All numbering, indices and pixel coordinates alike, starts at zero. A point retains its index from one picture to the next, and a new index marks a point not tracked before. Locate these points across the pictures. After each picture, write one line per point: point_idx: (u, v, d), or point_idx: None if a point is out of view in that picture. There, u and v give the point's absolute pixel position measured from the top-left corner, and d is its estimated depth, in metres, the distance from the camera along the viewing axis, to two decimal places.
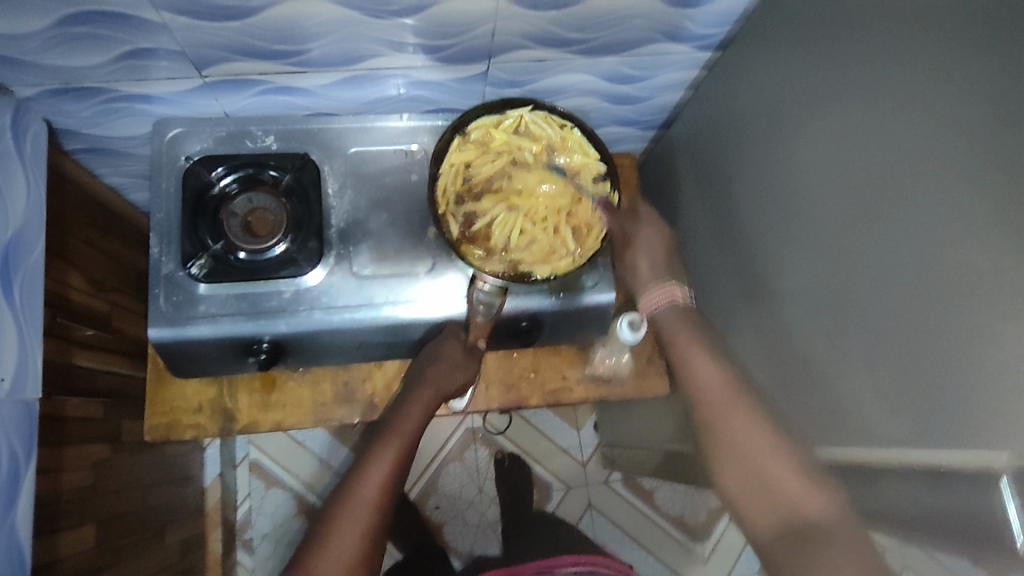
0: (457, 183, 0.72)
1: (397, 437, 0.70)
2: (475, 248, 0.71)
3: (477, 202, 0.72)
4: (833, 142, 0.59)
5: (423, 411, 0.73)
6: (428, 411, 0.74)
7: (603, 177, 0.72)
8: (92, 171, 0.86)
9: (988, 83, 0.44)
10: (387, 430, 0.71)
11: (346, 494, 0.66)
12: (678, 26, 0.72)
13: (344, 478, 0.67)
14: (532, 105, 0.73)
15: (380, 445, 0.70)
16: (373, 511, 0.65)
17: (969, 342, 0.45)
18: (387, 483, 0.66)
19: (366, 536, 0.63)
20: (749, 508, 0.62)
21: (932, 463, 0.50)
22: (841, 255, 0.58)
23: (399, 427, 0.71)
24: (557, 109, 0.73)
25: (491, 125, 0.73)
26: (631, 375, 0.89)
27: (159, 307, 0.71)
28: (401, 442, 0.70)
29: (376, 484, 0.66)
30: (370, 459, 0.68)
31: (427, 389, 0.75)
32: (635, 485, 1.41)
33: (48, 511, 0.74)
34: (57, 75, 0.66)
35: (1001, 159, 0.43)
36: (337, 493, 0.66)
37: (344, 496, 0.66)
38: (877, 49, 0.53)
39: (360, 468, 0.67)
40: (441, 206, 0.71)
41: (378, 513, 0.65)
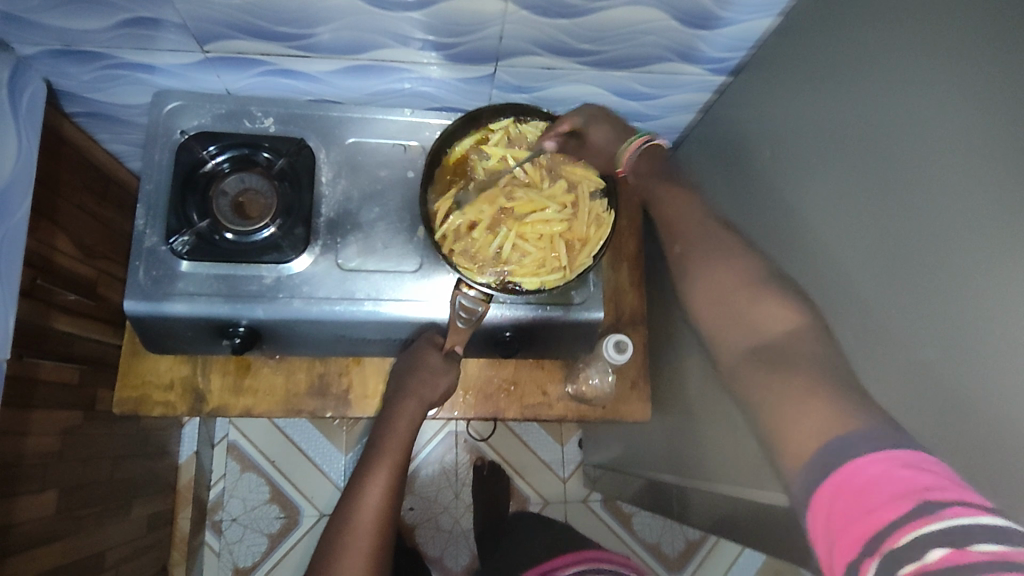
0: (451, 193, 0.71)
1: (388, 455, 0.68)
2: (465, 256, 0.69)
3: (471, 211, 0.71)
4: (839, 180, 0.56)
5: (410, 423, 0.71)
6: (416, 422, 0.71)
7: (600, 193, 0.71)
8: (92, 135, 0.85)
9: (1002, 135, 0.42)
10: (376, 449, 0.69)
11: (345, 520, 0.64)
12: (692, 47, 0.70)
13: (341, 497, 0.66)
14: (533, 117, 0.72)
15: (372, 464, 0.67)
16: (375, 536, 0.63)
17: (971, 410, 0.43)
18: (384, 502, 0.65)
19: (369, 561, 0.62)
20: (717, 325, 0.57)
21: None
22: (840, 299, 0.55)
23: (388, 442, 0.69)
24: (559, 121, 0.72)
25: (489, 135, 0.72)
26: (613, 397, 0.87)
27: (137, 280, 0.70)
28: (392, 459, 0.67)
29: (373, 508, 0.64)
30: (365, 478, 0.66)
31: (410, 400, 0.72)
32: (614, 507, 1.38)
33: (8, 473, 0.73)
34: (58, 36, 0.65)
35: (1008, 217, 0.41)
36: (336, 517, 0.65)
37: (343, 519, 0.64)
38: (891, 89, 0.51)
39: (356, 490, 0.65)
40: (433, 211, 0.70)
41: (381, 536, 0.64)
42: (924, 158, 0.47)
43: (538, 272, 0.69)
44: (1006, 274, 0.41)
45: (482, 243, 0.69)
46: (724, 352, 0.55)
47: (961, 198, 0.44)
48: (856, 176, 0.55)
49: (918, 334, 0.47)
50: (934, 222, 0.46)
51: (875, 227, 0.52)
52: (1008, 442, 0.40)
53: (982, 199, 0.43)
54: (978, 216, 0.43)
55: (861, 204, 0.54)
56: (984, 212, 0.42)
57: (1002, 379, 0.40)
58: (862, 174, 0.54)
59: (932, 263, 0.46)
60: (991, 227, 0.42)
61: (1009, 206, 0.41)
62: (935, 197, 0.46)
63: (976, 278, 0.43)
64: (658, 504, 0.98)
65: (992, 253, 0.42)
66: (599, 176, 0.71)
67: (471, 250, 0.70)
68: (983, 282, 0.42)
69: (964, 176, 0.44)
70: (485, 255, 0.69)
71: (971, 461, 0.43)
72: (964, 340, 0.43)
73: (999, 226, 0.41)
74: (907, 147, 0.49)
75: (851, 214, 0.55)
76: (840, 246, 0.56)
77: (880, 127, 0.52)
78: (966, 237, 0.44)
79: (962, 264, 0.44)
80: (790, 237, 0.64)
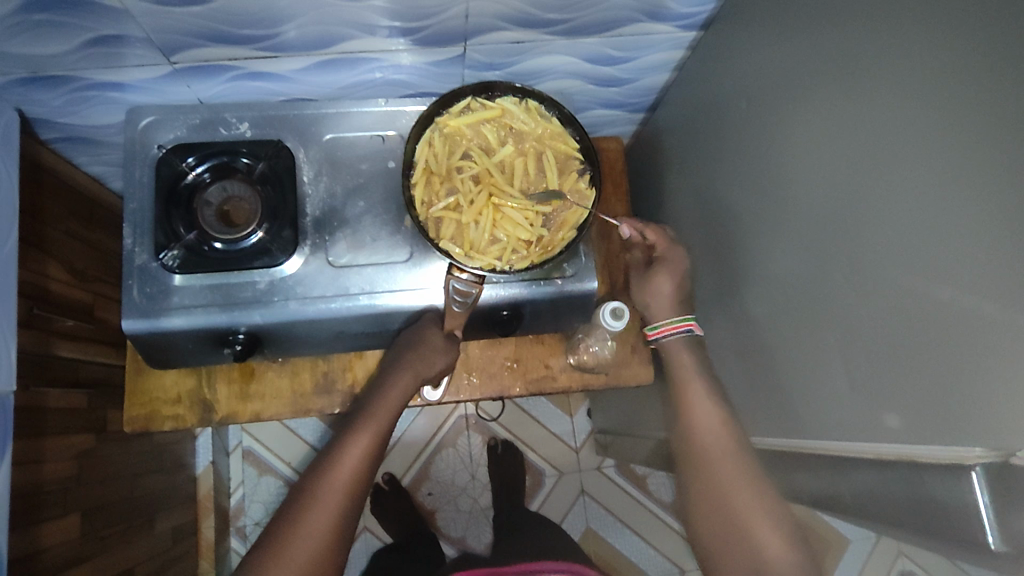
0: (435, 167, 0.70)
1: (373, 421, 0.69)
2: (445, 236, 0.69)
3: (451, 188, 0.70)
4: (822, 125, 0.57)
5: (401, 395, 0.72)
6: (410, 395, 0.73)
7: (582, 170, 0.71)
8: (70, 159, 0.85)
9: (975, 62, 0.42)
10: (362, 415, 0.70)
11: (318, 480, 0.64)
12: (660, 6, 0.70)
13: (321, 455, 0.67)
14: (519, 93, 0.71)
15: (356, 428, 0.68)
16: (348, 491, 0.64)
17: (953, 332, 0.44)
18: (359, 468, 0.66)
19: (336, 520, 0.63)
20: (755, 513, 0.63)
21: (907, 455, 0.50)
22: (829, 241, 0.57)
23: (375, 414, 0.70)
24: (545, 98, 0.71)
25: (471, 108, 0.71)
26: (614, 362, 0.88)
27: (133, 298, 0.71)
28: (377, 428, 0.68)
29: (349, 467, 0.65)
30: (346, 441, 0.67)
31: (406, 373, 0.73)
32: (628, 471, 1.40)
33: (30, 502, 0.74)
34: (24, 63, 0.65)
35: (986, 142, 0.41)
36: (309, 479, 0.65)
37: (319, 479, 0.65)
38: (861, 29, 0.51)
39: (336, 450, 0.66)
40: (415, 190, 0.69)
41: (352, 498, 0.64)
42: (904, 92, 0.48)
43: (526, 254, 0.70)
44: (988, 200, 0.41)
45: (467, 229, 0.69)
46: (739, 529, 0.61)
47: (941, 128, 0.44)
48: (836, 117, 0.55)
49: (902, 267, 0.48)
50: (915, 155, 0.47)
51: (859, 170, 0.52)
52: (995, 361, 0.41)
53: (959, 126, 0.43)
54: (958, 144, 0.43)
55: (843, 144, 0.54)
56: (963, 139, 0.43)
57: (988, 304, 0.41)
58: (842, 115, 0.54)
59: (914, 197, 0.47)
60: (973, 154, 0.42)
61: (986, 131, 0.41)
62: (916, 131, 0.46)
63: (959, 205, 0.43)
64: (670, 463, 1.00)
65: (974, 180, 0.42)
66: (582, 151, 0.71)
67: (451, 230, 0.69)
68: (966, 209, 0.43)
69: (941, 105, 0.44)
70: (470, 239, 0.70)
71: (960, 385, 0.44)
72: (951, 268, 0.44)
73: (977, 152, 0.42)
74: (886, 83, 0.49)
75: (834, 157, 0.55)
76: (825, 190, 0.57)
77: (857, 66, 0.52)
78: (947, 166, 0.44)
79: (946, 193, 0.44)
80: (776, 187, 0.64)
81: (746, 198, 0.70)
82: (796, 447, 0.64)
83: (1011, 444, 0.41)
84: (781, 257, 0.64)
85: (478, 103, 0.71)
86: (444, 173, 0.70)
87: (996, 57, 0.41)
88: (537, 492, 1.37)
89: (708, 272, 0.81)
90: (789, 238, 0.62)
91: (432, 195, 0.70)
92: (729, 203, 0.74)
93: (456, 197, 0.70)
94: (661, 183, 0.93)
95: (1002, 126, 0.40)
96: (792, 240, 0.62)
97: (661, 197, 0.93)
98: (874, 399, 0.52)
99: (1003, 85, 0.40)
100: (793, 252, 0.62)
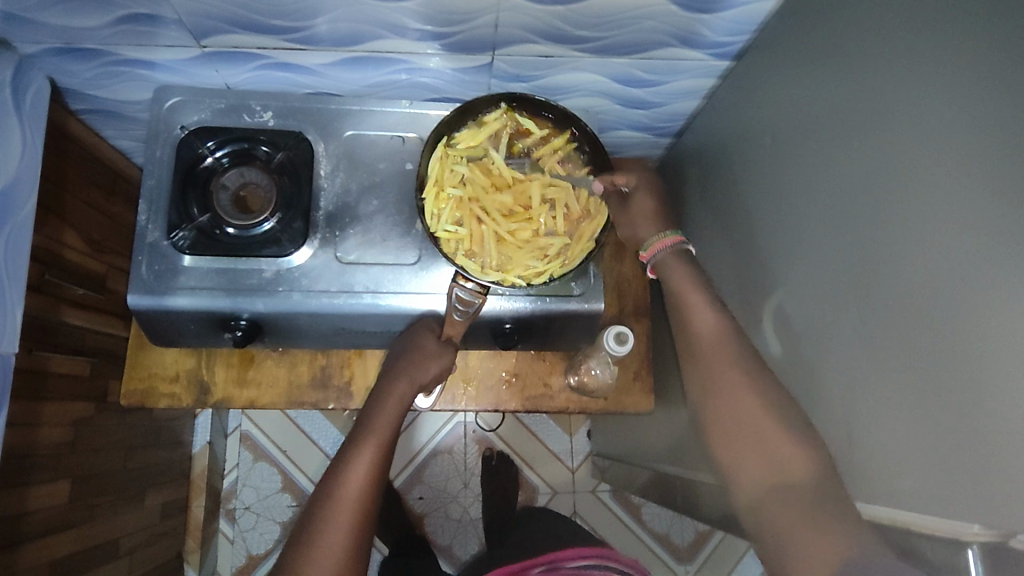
0: (446, 178, 0.69)
1: (374, 437, 0.66)
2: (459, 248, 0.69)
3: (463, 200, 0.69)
4: (842, 170, 0.55)
5: (398, 405, 0.69)
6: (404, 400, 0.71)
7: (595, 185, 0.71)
8: (98, 131, 0.86)
9: (996, 118, 0.40)
10: (361, 432, 0.67)
11: (324, 500, 0.61)
12: (692, 33, 0.69)
13: (326, 476, 0.64)
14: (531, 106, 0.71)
15: (355, 445, 0.65)
16: (356, 515, 0.61)
17: (960, 401, 0.42)
18: (368, 486, 0.63)
19: (347, 546, 0.59)
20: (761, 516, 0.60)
21: (904, 522, 0.47)
22: (839, 288, 0.55)
23: (374, 430, 0.66)
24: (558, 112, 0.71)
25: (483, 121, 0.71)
26: (614, 388, 0.86)
27: (140, 274, 0.72)
28: (377, 443, 0.65)
29: (356, 487, 0.62)
30: (348, 461, 0.64)
31: (401, 380, 0.70)
32: (623, 497, 1.38)
33: (19, 464, 0.75)
34: (59, 35, 0.66)
35: (1006, 206, 0.39)
36: (316, 503, 0.62)
37: (324, 503, 0.61)
38: (888, 75, 0.50)
39: (339, 470, 0.63)
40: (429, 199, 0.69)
41: (362, 520, 0.61)
42: (924, 142, 0.46)
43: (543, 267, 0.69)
44: (999, 264, 0.39)
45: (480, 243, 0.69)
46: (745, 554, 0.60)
47: (959, 184, 0.42)
48: (855, 162, 0.53)
49: (911, 325, 0.46)
50: (930, 210, 0.45)
51: (873, 218, 0.51)
52: (996, 435, 0.39)
53: (978, 184, 0.41)
54: (975, 203, 0.41)
55: (859, 191, 0.52)
56: (981, 197, 0.41)
57: (997, 375, 0.39)
58: (860, 159, 0.52)
59: (924, 252, 0.45)
60: (988, 215, 0.40)
61: (1004, 192, 0.39)
62: (932, 183, 0.45)
63: (970, 265, 0.41)
64: (666, 497, 0.97)
65: (989, 241, 0.40)
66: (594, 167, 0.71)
67: (463, 242, 0.69)
68: (977, 271, 0.41)
69: (960, 160, 0.42)
70: (483, 251, 0.69)
71: (962, 456, 0.42)
72: (956, 333, 0.42)
73: (995, 214, 0.40)
74: (905, 132, 0.48)
75: (852, 200, 0.53)
76: (840, 237, 0.55)
77: (882, 110, 0.50)
78: (961, 225, 0.42)
79: (957, 254, 0.42)
80: (791, 227, 0.62)
81: (763, 236, 0.68)
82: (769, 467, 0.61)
83: (1007, 522, 0.39)
84: (792, 300, 0.62)
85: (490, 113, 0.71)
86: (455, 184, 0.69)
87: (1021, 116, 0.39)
88: None
89: None
90: (801, 282, 0.60)
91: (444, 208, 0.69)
92: (747, 237, 0.72)
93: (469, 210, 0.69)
94: (680, 210, 0.91)
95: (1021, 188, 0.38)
96: (805, 285, 0.60)
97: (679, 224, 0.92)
98: (873, 456, 0.50)
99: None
100: (805, 297, 0.60)
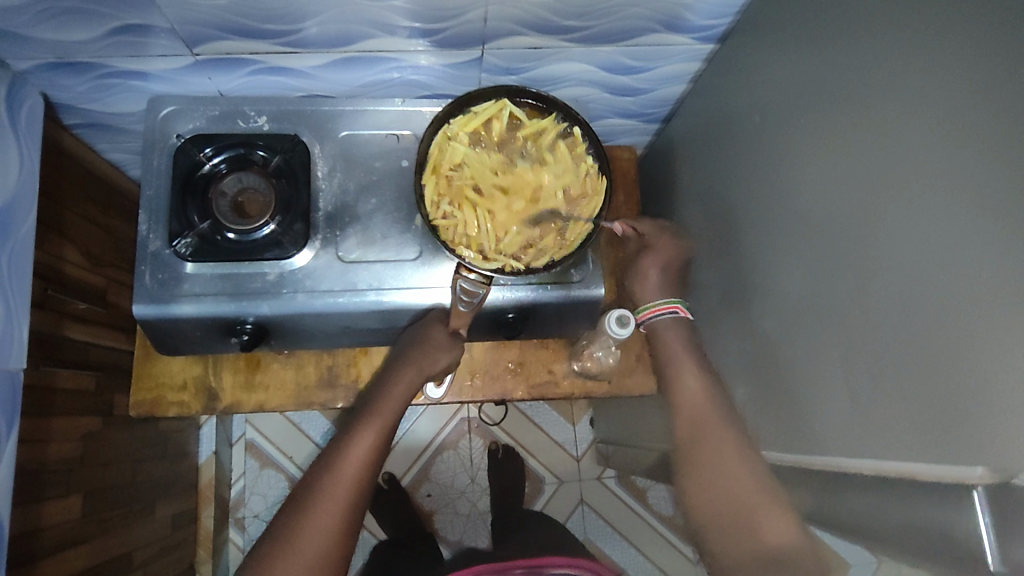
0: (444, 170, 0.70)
1: (379, 415, 0.70)
2: (460, 238, 0.70)
3: (462, 191, 0.70)
4: (830, 141, 0.56)
5: (406, 391, 0.72)
6: (413, 391, 0.73)
7: (593, 168, 0.71)
8: (91, 145, 0.87)
9: (977, 79, 0.42)
10: (368, 409, 0.71)
11: (326, 467, 0.66)
12: (677, 17, 0.70)
13: (330, 446, 0.68)
14: (525, 94, 0.71)
15: (362, 421, 0.69)
16: (355, 481, 0.65)
17: (955, 352, 0.43)
18: (368, 457, 0.67)
19: (346, 506, 0.64)
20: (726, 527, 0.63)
21: (908, 472, 0.48)
22: (835, 256, 0.56)
23: (379, 408, 0.71)
24: (552, 98, 0.71)
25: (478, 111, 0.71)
26: (618, 371, 0.88)
27: (145, 284, 0.72)
28: (382, 419, 0.70)
29: (359, 456, 0.66)
30: (352, 434, 0.68)
31: (410, 369, 0.73)
32: (629, 483, 1.39)
33: (33, 480, 0.75)
34: (51, 49, 0.67)
35: (990, 162, 0.41)
36: (318, 469, 0.67)
37: (326, 470, 0.66)
38: (871, 47, 0.51)
39: (343, 441, 0.68)
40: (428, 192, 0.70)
41: (359, 487, 0.65)
42: (908, 107, 0.47)
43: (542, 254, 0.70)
44: (988, 218, 0.41)
45: (481, 231, 0.70)
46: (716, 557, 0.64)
47: (943, 146, 0.44)
48: (842, 133, 0.55)
49: (906, 284, 0.48)
50: (918, 171, 0.46)
51: (863, 185, 0.52)
52: (993, 381, 0.40)
53: (962, 143, 0.43)
54: (959, 163, 0.43)
55: (849, 160, 0.54)
56: (965, 157, 0.42)
57: (990, 325, 0.41)
58: (848, 128, 0.54)
59: (915, 213, 0.47)
60: (974, 173, 0.42)
61: (988, 149, 0.41)
62: (918, 147, 0.46)
63: (960, 221, 0.43)
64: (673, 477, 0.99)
65: (976, 197, 0.42)
66: (592, 150, 0.71)
67: (464, 232, 0.70)
68: (966, 227, 0.42)
69: (945, 122, 0.44)
70: (483, 240, 0.70)
71: (959, 404, 0.43)
72: (949, 287, 0.44)
73: (979, 172, 0.41)
74: (891, 99, 0.49)
75: (842, 170, 0.55)
76: (830, 207, 0.57)
77: (866, 80, 0.52)
78: (947, 184, 0.44)
79: (946, 212, 0.44)
80: (783, 201, 0.64)
81: (756, 210, 0.70)
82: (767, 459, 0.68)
83: (1007, 464, 0.40)
84: (788, 271, 0.64)
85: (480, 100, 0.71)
86: (454, 176, 0.70)
87: (1001, 76, 0.40)
88: (535, 499, 1.37)
89: (714, 285, 0.81)
90: (796, 253, 0.62)
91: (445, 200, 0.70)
92: (739, 214, 0.74)
93: (467, 200, 0.70)
94: (672, 194, 0.93)
95: (1003, 145, 0.40)
96: (801, 256, 0.61)
97: (672, 207, 0.93)
98: (876, 413, 0.51)
99: (1004, 104, 0.40)
100: (801, 266, 0.61)
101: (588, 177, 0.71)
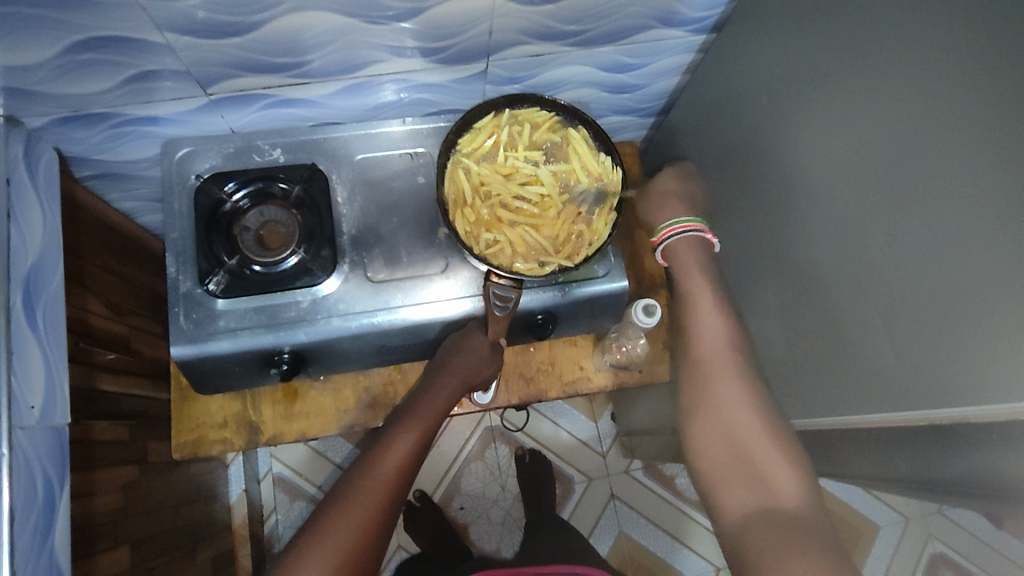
0: (466, 198, 0.72)
1: (419, 421, 0.72)
2: (499, 256, 0.72)
3: (488, 214, 0.72)
4: (832, 113, 0.59)
5: (447, 399, 0.75)
6: (455, 397, 0.76)
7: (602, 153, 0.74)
8: (103, 197, 0.87)
9: (973, 38, 0.44)
10: (408, 416, 0.73)
11: (361, 467, 0.66)
12: (671, 12, 0.73)
13: (369, 449, 0.69)
14: (516, 102, 0.74)
15: (403, 426, 0.71)
16: (391, 481, 0.65)
17: (992, 294, 0.44)
18: (406, 458, 0.67)
19: (379, 504, 0.63)
20: (725, 483, 0.64)
21: (964, 417, 0.49)
22: (849, 220, 0.58)
23: (418, 416, 0.72)
24: (542, 98, 0.74)
25: (480, 133, 0.73)
26: (647, 360, 0.90)
27: (180, 325, 0.72)
28: (423, 425, 0.71)
29: (398, 457, 0.67)
30: (392, 438, 0.69)
31: (451, 376, 0.76)
32: (657, 472, 1.41)
33: (84, 534, 0.75)
34: (65, 103, 0.67)
35: (998, 114, 0.43)
36: (354, 470, 0.67)
37: (363, 471, 0.66)
38: (862, 21, 0.54)
39: (383, 444, 0.68)
40: (458, 222, 0.71)
41: (395, 488, 0.65)
42: (907, 72, 0.50)
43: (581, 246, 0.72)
44: (1001, 165, 0.43)
45: (516, 245, 0.72)
46: (725, 511, 0.63)
47: (948, 104, 0.47)
48: (843, 105, 0.57)
49: (931, 237, 0.49)
50: (924, 130, 0.49)
51: (872, 149, 0.55)
52: None
53: (966, 100, 0.45)
54: (966, 118, 0.45)
55: (853, 128, 0.57)
56: (971, 112, 0.45)
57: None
58: (849, 100, 0.57)
59: (926, 170, 0.49)
60: (982, 127, 0.44)
61: (994, 103, 0.43)
62: (920, 108, 0.49)
63: (975, 172, 0.45)
64: None
65: (987, 147, 0.44)
66: (594, 137, 0.74)
67: (501, 250, 0.72)
68: (983, 176, 0.44)
69: (946, 82, 0.47)
70: (522, 252, 0.72)
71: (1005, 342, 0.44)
72: (968, 233, 0.46)
73: (984, 124, 0.44)
74: (889, 68, 0.52)
75: (845, 139, 0.58)
76: (838, 174, 0.59)
77: (861, 52, 0.55)
78: (957, 139, 0.46)
79: (956, 164, 0.46)
80: (792, 174, 0.66)
81: (763, 189, 0.72)
82: (810, 425, 0.69)
83: None
84: (803, 243, 0.66)
85: (480, 121, 0.73)
86: (476, 202, 0.72)
87: (997, 34, 0.43)
88: (567, 500, 1.38)
89: (730, 265, 0.83)
90: (808, 225, 0.65)
91: (475, 226, 0.72)
92: (746, 193, 0.76)
93: (495, 221, 0.72)
94: None
95: (1008, 96, 0.42)
96: (814, 226, 0.64)
97: None
98: (917, 367, 0.52)
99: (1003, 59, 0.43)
100: (814, 238, 0.64)
101: (600, 162, 0.73)
